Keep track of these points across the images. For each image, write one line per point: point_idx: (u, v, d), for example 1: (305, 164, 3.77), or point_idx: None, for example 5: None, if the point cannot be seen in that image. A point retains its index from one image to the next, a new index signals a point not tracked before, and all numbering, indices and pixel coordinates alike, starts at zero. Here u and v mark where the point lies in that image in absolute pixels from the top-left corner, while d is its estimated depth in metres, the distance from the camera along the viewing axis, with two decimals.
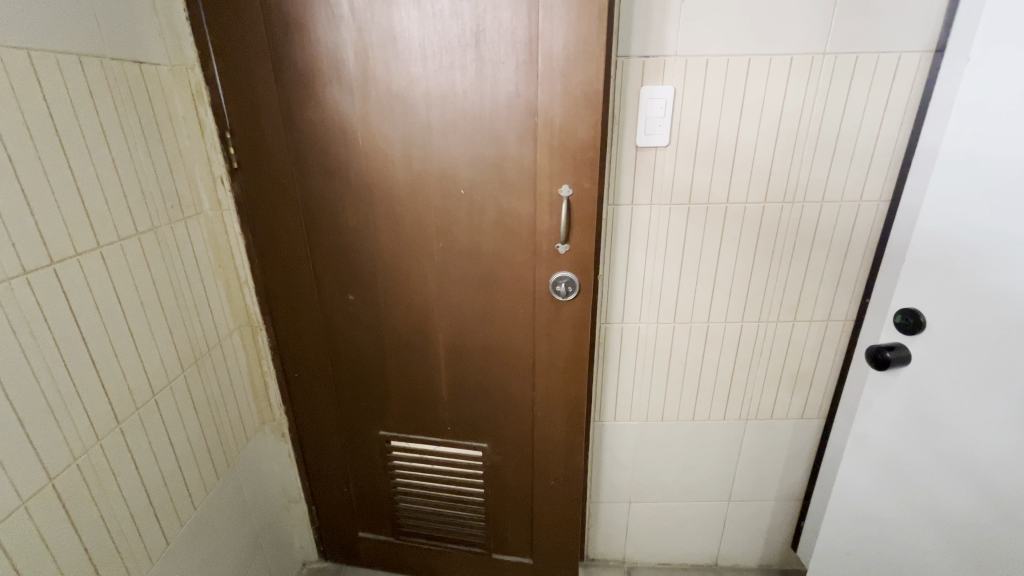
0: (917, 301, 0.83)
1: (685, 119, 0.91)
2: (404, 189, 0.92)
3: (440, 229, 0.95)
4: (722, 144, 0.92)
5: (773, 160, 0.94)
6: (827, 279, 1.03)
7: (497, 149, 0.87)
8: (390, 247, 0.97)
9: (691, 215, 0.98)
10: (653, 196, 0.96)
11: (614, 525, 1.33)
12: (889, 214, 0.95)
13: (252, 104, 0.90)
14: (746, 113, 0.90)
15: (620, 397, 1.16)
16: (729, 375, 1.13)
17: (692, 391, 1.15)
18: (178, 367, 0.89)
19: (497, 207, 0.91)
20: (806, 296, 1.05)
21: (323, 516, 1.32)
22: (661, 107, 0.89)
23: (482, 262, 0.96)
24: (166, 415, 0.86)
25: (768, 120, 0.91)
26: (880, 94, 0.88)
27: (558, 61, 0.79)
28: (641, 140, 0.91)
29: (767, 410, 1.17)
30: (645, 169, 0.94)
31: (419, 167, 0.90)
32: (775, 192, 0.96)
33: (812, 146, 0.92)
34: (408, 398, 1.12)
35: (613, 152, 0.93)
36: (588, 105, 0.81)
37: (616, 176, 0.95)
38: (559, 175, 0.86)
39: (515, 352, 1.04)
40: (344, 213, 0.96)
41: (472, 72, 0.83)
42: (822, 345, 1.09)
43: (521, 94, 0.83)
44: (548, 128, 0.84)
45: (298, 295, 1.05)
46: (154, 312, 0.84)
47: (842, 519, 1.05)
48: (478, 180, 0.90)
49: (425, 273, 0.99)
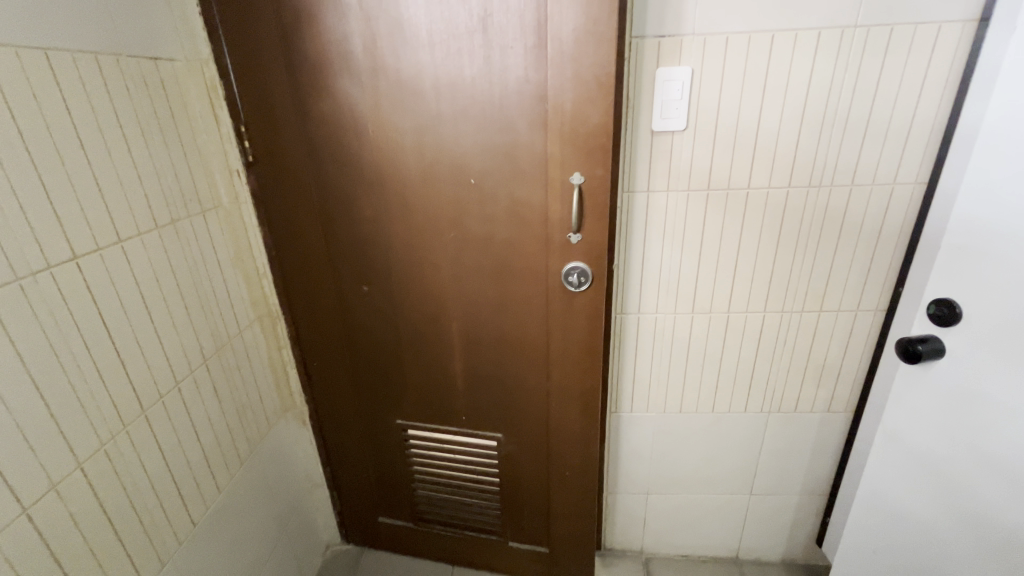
0: (953, 291, 0.78)
1: (703, 101, 0.87)
2: (416, 179, 0.92)
3: (452, 219, 0.94)
4: (743, 127, 0.88)
5: (798, 143, 0.89)
6: (856, 267, 0.98)
7: (509, 137, 0.86)
8: (403, 238, 0.98)
9: (710, 202, 0.94)
10: (670, 182, 0.93)
11: (632, 515, 1.32)
12: (925, 198, 0.89)
13: (266, 97, 0.91)
14: (768, 94, 0.86)
15: (638, 388, 1.14)
16: (751, 366, 1.10)
17: (711, 382, 1.12)
18: (200, 356, 0.92)
19: (508, 195, 0.90)
20: (833, 285, 1.00)
21: (345, 501, 1.35)
22: (677, 90, 0.85)
23: (494, 253, 0.95)
24: (189, 402, 0.89)
25: (794, 99, 0.86)
26: (918, 69, 0.82)
27: (567, 44, 0.77)
28: (656, 124, 0.88)
29: (791, 403, 1.13)
30: (661, 155, 0.91)
31: (430, 157, 0.90)
32: (800, 175, 0.91)
33: (841, 127, 0.87)
34: (424, 387, 1.13)
35: (627, 138, 0.90)
36: (599, 89, 0.79)
37: (631, 162, 0.92)
38: (571, 162, 0.84)
39: (529, 342, 1.03)
40: (357, 204, 0.96)
41: (480, 58, 0.81)
42: (850, 336, 1.05)
43: (530, 80, 0.81)
44: (558, 114, 0.81)
45: (315, 286, 1.06)
46: (176, 304, 0.86)
47: (869, 515, 1.01)
48: (488, 167, 0.89)
49: (437, 263, 0.99)
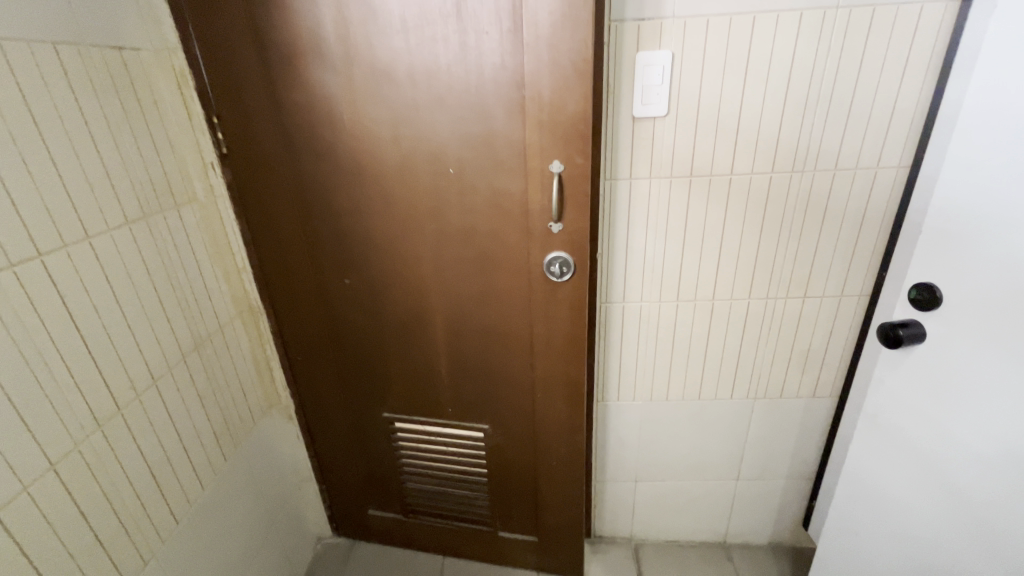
0: (933, 275, 0.78)
1: (684, 86, 0.85)
2: (394, 170, 0.90)
3: (432, 210, 0.93)
4: (725, 112, 0.87)
5: (781, 127, 0.88)
6: (841, 252, 0.98)
7: (487, 125, 0.84)
8: (383, 230, 0.96)
9: (693, 189, 0.93)
10: (653, 169, 0.92)
11: (620, 503, 1.32)
12: (908, 181, 0.89)
13: (237, 88, 0.89)
14: (751, 77, 0.84)
15: (624, 377, 1.13)
16: (736, 353, 1.10)
17: (697, 370, 1.12)
18: (178, 354, 0.91)
19: (488, 185, 0.88)
20: (818, 270, 1.00)
21: (335, 494, 1.35)
22: (658, 74, 0.84)
23: (476, 244, 0.94)
24: (168, 400, 0.88)
25: (776, 83, 0.84)
26: (901, 51, 0.81)
27: (544, 28, 0.75)
28: (637, 110, 0.87)
29: (776, 389, 1.13)
30: (643, 142, 0.90)
31: (407, 146, 0.88)
32: (783, 161, 0.90)
33: (824, 110, 0.86)
34: (410, 379, 1.12)
35: (608, 125, 0.88)
36: (577, 75, 0.77)
37: (612, 150, 0.91)
38: (550, 150, 0.83)
39: (513, 333, 1.02)
40: (335, 196, 0.94)
41: (455, 44, 0.79)
42: (835, 321, 1.05)
43: (507, 66, 0.79)
44: (536, 101, 0.80)
45: (296, 280, 1.05)
46: (150, 301, 0.85)
47: (852, 498, 1.02)
48: (467, 156, 0.87)
49: (418, 255, 0.97)
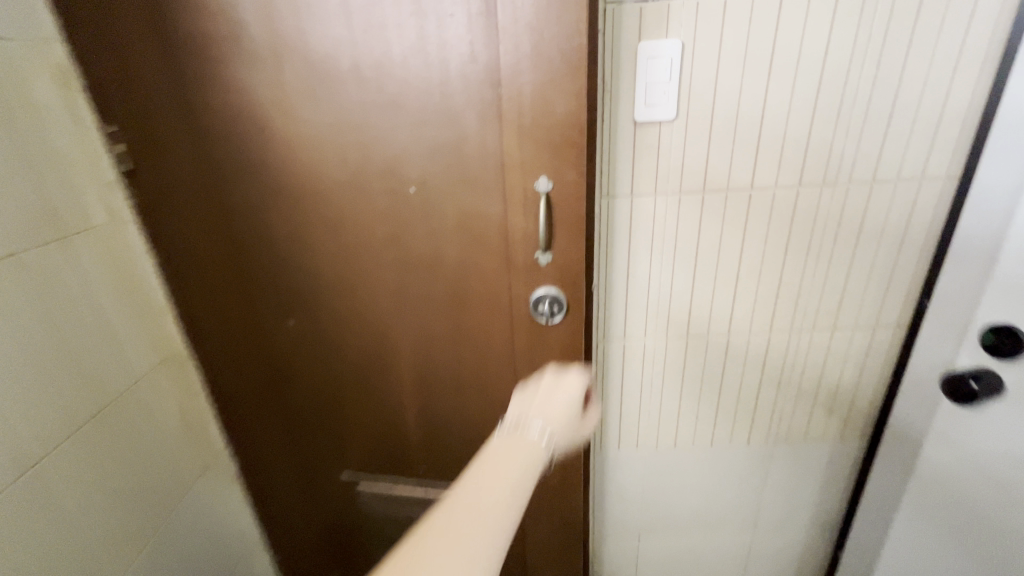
0: (1015, 317, 0.70)
1: (696, 83, 0.70)
2: (342, 188, 0.73)
3: (389, 237, 0.75)
4: (745, 115, 0.72)
5: (811, 133, 0.73)
6: (876, 277, 0.84)
7: (454, 134, 0.67)
8: (330, 261, 0.79)
9: (707, 206, 0.78)
10: (659, 183, 0.76)
11: (621, 561, 1.16)
12: (958, 194, 0.76)
13: (137, 88, 0.71)
14: (776, 72, 0.69)
15: (625, 425, 0.97)
16: (754, 394, 0.94)
17: (709, 414, 0.96)
18: (64, 428, 0.69)
19: (458, 207, 0.72)
20: (849, 299, 0.86)
21: (289, 563, 1.16)
22: (665, 69, 0.68)
23: (445, 277, 0.77)
24: (45, 493, 0.66)
25: (807, 79, 0.70)
26: (953, 41, 0.68)
27: (523, 9, 0.58)
28: (640, 113, 0.71)
29: (799, 433, 0.98)
30: (647, 152, 0.74)
31: (356, 159, 0.71)
32: (812, 172, 0.76)
33: (862, 112, 0.72)
34: (372, 434, 0.95)
35: (604, 131, 0.72)
36: (566, 68, 0.61)
37: (610, 162, 0.75)
38: (534, 164, 0.66)
39: (494, 381, 0.85)
40: (270, 221, 0.77)
41: (411, 30, 0.62)
42: (867, 355, 0.90)
43: (478, 58, 0.62)
44: (516, 103, 0.63)
45: (229, 321, 0.86)
46: (15, 363, 0.63)
47: (907, 551, 0.93)
48: (431, 173, 0.70)
49: (375, 291, 0.80)
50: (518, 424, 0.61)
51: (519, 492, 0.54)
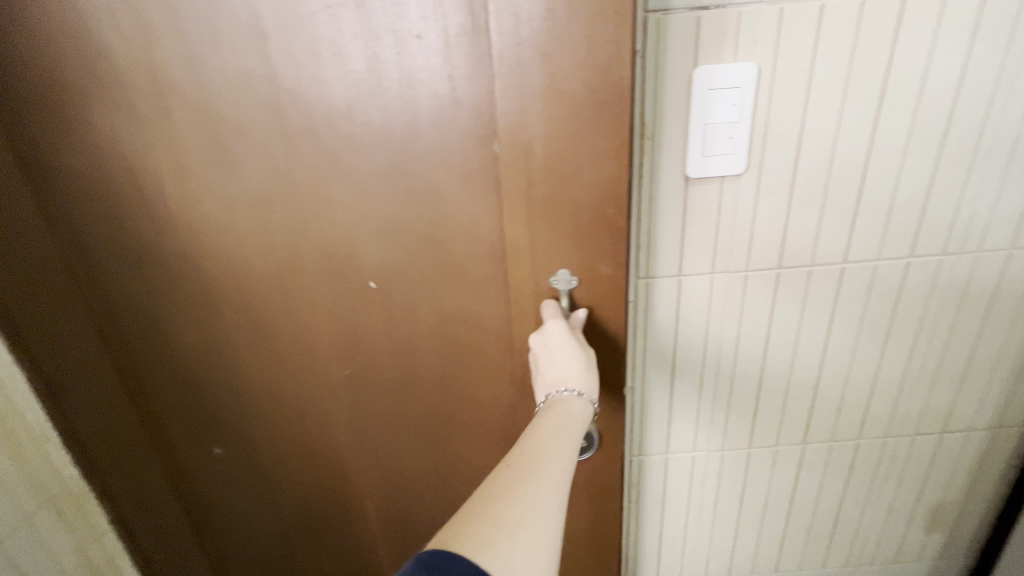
0: None
1: (775, 123, 0.49)
2: (273, 286, 0.52)
3: (345, 347, 0.55)
4: (841, 164, 0.51)
5: (933, 186, 0.52)
6: (1003, 368, 0.63)
7: (426, 210, 0.47)
8: (266, 377, 0.58)
9: (781, 287, 0.57)
10: (718, 259, 0.55)
11: None
12: None
13: None
14: (889, 105, 0.49)
15: (668, 551, 0.75)
16: (834, 511, 0.73)
17: (776, 535, 0.74)
18: None
19: (436, 305, 0.51)
20: (965, 395, 0.64)
21: None
22: (733, 105, 0.48)
23: (420, 391, 0.57)
24: None
25: (931, 115, 0.49)
26: None
27: (528, 26, 0.38)
28: (695, 167, 0.50)
29: (889, 552, 0.77)
30: (702, 217, 0.53)
31: (290, 247, 0.50)
32: (931, 238, 0.55)
33: (1006, 156, 0.51)
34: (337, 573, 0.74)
35: (644, 191, 0.51)
36: (596, 112, 0.41)
37: (651, 232, 0.54)
38: (550, 246, 0.47)
39: None
40: (178, 327, 0.56)
41: (359, 59, 0.41)
42: (983, 461, 0.69)
43: (461, 99, 0.42)
44: (523, 165, 0.43)
45: (128, 459, 0.62)
46: None
47: None
48: (396, 261, 0.49)
49: (330, 413, 0.59)
50: (550, 383, 0.45)
51: (570, 475, 0.38)
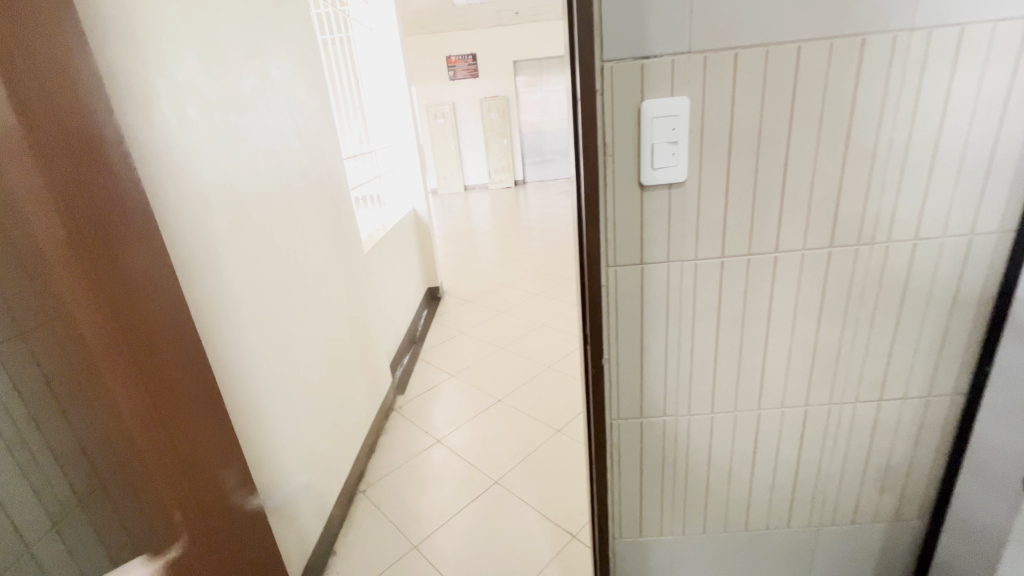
0: None
1: (708, 141, 0.63)
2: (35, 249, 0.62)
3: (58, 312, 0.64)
4: (765, 171, 0.65)
5: (842, 188, 0.65)
6: (926, 343, 0.74)
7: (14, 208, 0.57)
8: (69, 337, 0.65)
9: (726, 270, 0.70)
10: (672, 250, 0.68)
11: None
12: (1015, 250, 0.67)
13: None
14: (797, 126, 0.62)
15: (647, 509, 0.86)
16: (792, 472, 0.83)
17: (742, 496, 0.85)
18: None
19: (63, 290, 0.60)
20: (896, 367, 0.75)
21: None
22: (672, 128, 0.62)
23: (99, 370, 0.65)
24: None
25: (832, 132, 0.63)
26: (999, 84, 0.60)
27: None
28: (647, 176, 0.64)
29: (845, 514, 0.87)
30: (656, 215, 0.67)
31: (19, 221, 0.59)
32: (845, 230, 0.67)
33: (899, 163, 0.64)
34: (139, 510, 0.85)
35: (608, 196, 0.66)
36: None
37: (616, 228, 0.67)
38: None
39: None
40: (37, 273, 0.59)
41: None
42: (921, 428, 0.79)
43: None
44: None
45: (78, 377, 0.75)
46: None
47: None
48: (44, 238, 0.58)
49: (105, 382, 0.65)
50: None
51: None
